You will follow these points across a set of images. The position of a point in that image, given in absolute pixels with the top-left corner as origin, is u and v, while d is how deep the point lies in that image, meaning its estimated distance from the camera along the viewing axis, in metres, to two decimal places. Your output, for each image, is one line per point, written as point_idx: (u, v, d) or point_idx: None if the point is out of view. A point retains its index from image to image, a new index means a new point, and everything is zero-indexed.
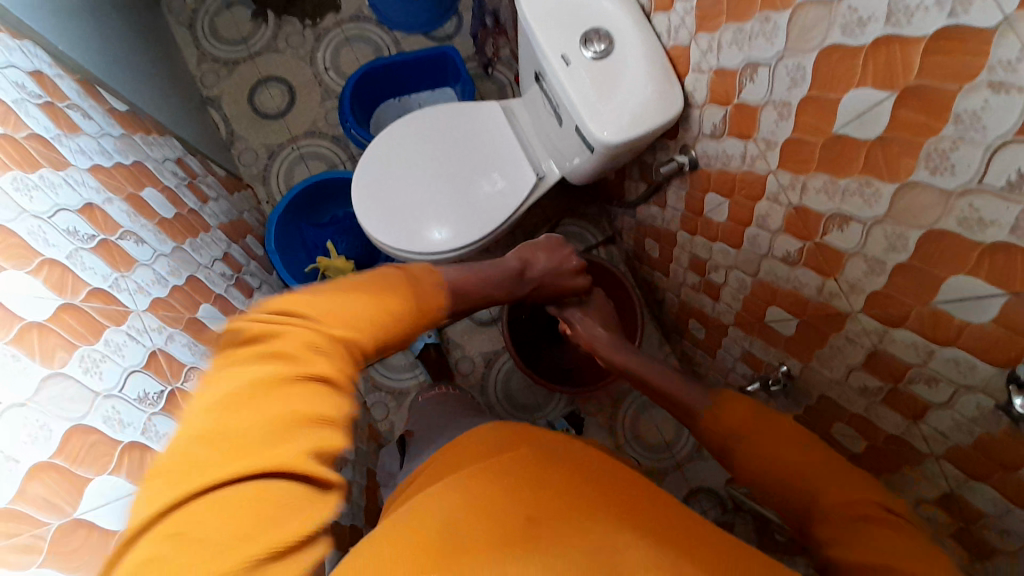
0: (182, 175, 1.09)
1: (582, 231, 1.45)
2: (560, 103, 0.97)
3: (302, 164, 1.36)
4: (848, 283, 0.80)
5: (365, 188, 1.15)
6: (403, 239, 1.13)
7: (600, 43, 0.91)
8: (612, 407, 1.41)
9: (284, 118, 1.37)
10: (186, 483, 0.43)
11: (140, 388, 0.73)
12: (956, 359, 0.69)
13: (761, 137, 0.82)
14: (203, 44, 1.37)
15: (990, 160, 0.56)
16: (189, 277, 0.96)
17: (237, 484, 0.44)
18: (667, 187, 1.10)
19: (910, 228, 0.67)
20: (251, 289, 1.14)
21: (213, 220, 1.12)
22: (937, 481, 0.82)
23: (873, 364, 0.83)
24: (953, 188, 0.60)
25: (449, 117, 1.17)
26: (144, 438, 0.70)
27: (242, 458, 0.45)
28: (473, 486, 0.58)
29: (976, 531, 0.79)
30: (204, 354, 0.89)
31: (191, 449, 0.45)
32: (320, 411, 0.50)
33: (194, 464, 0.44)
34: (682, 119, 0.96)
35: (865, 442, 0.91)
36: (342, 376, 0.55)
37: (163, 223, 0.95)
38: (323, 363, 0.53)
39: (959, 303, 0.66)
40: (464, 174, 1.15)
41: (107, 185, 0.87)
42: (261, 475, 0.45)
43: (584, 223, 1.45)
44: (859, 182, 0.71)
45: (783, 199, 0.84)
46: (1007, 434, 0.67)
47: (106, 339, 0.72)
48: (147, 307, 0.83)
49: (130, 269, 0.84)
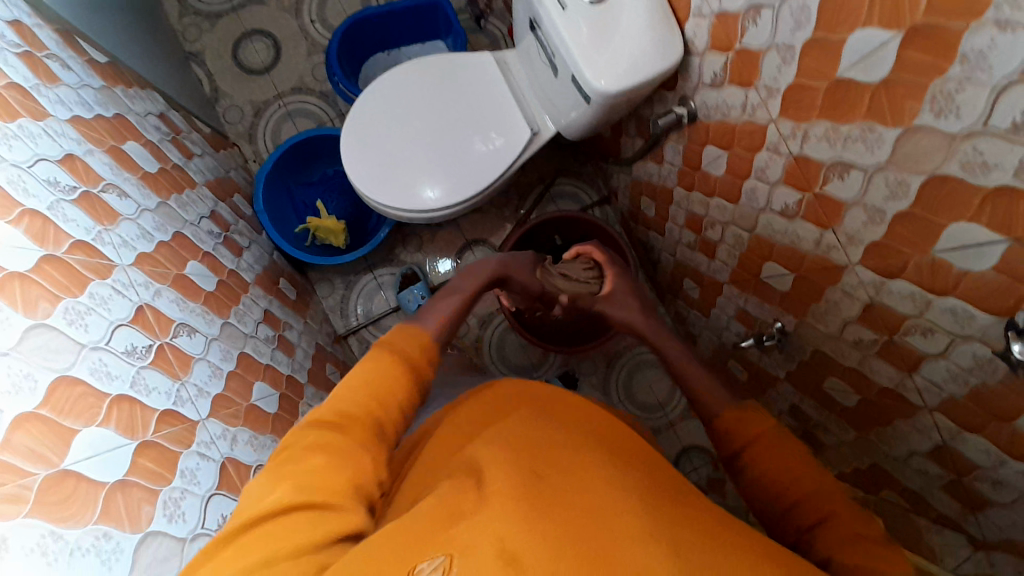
0: (165, 131, 1.05)
1: (577, 191, 1.43)
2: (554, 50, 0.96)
3: (288, 122, 1.32)
4: (847, 235, 0.79)
5: (353, 145, 1.12)
6: (393, 195, 1.11)
7: None
8: (605, 368, 1.41)
9: (269, 72, 1.32)
10: (255, 506, 0.58)
11: (128, 341, 0.72)
12: (954, 309, 0.69)
13: (762, 85, 0.80)
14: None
15: (995, 101, 0.54)
16: (175, 234, 0.93)
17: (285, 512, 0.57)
18: (665, 141, 1.08)
19: (911, 174, 0.66)
20: (241, 248, 1.11)
21: (200, 177, 1.09)
22: (929, 434, 0.82)
23: (868, 317, 0.82)
24: (957, 131, 0.59)
25: (442, 70, 1.14)
26: (134, 391, 0.69)
27: (294, 492, 0.58)
28: (498, 457, 0.64)
29: (967, 483, 0.80)
30: (193, 311, 0.87)
31: (271, 480, 0.60)
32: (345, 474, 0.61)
33: (267, 489, 0.59)
34: (682, 68, 0.94)
35: (857, 396, 0.92)
36: (366, 445, 0.66)
37: (147, 177, 0.93)
38: (349, 439, 0.65)
39: (960, 252, 0.65)
40: (459, 128, 1.12)
41: (86, 136, 0.84)
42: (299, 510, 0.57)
43: (578, 182, 1.43)
44: (862, 128, 0.69)
45: (783, 149, 0.83)
46: (1004, 383, 0.67)
47: (90, 292, 0.70)
48: (133, 261, 0.81)
49: (114, 223, 0.81)
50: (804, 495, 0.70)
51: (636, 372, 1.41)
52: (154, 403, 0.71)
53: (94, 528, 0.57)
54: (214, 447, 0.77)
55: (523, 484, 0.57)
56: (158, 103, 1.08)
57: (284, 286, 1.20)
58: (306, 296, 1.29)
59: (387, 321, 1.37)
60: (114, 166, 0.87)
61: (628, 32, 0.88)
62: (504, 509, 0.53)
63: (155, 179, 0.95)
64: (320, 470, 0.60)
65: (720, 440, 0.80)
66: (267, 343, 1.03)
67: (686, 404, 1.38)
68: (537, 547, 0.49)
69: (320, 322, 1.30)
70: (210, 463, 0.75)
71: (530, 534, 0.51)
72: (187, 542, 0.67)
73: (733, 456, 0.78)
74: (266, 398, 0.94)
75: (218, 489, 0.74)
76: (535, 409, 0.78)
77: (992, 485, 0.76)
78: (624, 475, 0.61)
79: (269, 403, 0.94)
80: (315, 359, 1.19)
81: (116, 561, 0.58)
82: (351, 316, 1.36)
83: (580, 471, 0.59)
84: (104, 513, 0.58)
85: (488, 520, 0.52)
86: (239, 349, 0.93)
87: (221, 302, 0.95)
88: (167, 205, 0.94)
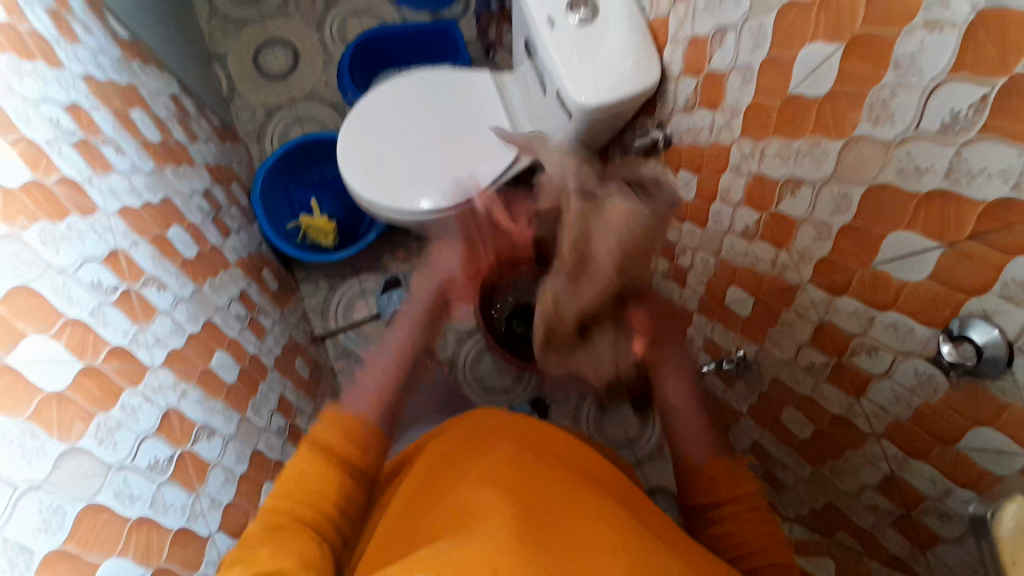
0: (174, 111, 1.12)
1: None
2: (544, 68, 1.02)
3: (297, 125, 1.42)
4: (799, 253, 0.81)
5: (351, 148, 1.19)
6: (388, 195, 1.16)
7: (585, 9, 0.96)
8: (577, 397, 1.40)
9: (285, 78, 1.43)
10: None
11: (95, 275, 0.72)
12: (896, 323, 0.69)
13: (727, 105, 0.86)
14: (217, 3, 1.44)
15: (926, 105, 0.57)
16: (164, 197, 0.97)
17: None
18: (644, 168, 1.13)
19: (853, 185, 0.69)
20: (229, 230, 1.15)
21: (200, 158, 1.15)
22: (879, 464, 0.79)
23: (819, 339, 0.82)
24: (893, 137, 0.62)
25: (436, 83, 1.22)
26: (90, 319, 0.69)
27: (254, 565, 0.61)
28: (488, 501, 0.65)
29: (916, 518, 0.75)
30: (166, 268, 0.88)
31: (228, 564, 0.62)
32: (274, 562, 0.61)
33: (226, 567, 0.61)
34: (660, 94, 1.01)
35: (812, 427, 0.91)
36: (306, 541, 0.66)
37: (146, 143, 0.98)
38: (291, 532, 0.67)
39: (898, 262, 0.66)
40: (452, 136, 1.19)
41: (95, 93, 0.88)
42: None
43: None
44: (811, 142, 0.73)
45: (744, 169, 0.87)
46: (943, 402, 0.66)
47: (68, 223, 0.71)
48: (117, 210, 0.83)
49: (106, 173, 0.84)
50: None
51: (607, 404, 1.39)
52: (107, 336, 0.70)
53: (24, 424, 0.55)
54: (161, 395, 0.75)
55: (521, 528, 0.60)
56: (174, 89, 1.16)
57: (266, 276, 1.23)
58: (288, 290, 1.31)
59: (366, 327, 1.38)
60: (120, 127, 0.92)
61: (609, 49, 0.96)
62: (499, 552, 0.56)
63: (156, 147, 1.00)
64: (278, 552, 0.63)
65: (699, 489, 0.89)
66: (238, 321, 1.03)
67: (656, 442, 1.35)
68: None
69: (299, 318, 1.31)
70: (154, 408, 0.73)
71: None
72: (113, 471, 0.63)
73: (709, 509, 0.88)
74: (225, 366, 0.93)
75: (156, 434, 0.72)
76: (516, 445, 0.77)
77: (940, 521, 0.71)
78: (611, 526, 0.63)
79: (227, 370, 0.93)
80: (286, 348, 1.18)
81: (37, 460, 0.55)
82: (330, 317, 1.38)
83: (566, 531, 0.62)
84: (36, 415, 0.56)
85: (485, 560, 0.55)
86: (206, 315, 0.94)
87: (198, 269, 0.98)
88: (164, 172, 1.00)
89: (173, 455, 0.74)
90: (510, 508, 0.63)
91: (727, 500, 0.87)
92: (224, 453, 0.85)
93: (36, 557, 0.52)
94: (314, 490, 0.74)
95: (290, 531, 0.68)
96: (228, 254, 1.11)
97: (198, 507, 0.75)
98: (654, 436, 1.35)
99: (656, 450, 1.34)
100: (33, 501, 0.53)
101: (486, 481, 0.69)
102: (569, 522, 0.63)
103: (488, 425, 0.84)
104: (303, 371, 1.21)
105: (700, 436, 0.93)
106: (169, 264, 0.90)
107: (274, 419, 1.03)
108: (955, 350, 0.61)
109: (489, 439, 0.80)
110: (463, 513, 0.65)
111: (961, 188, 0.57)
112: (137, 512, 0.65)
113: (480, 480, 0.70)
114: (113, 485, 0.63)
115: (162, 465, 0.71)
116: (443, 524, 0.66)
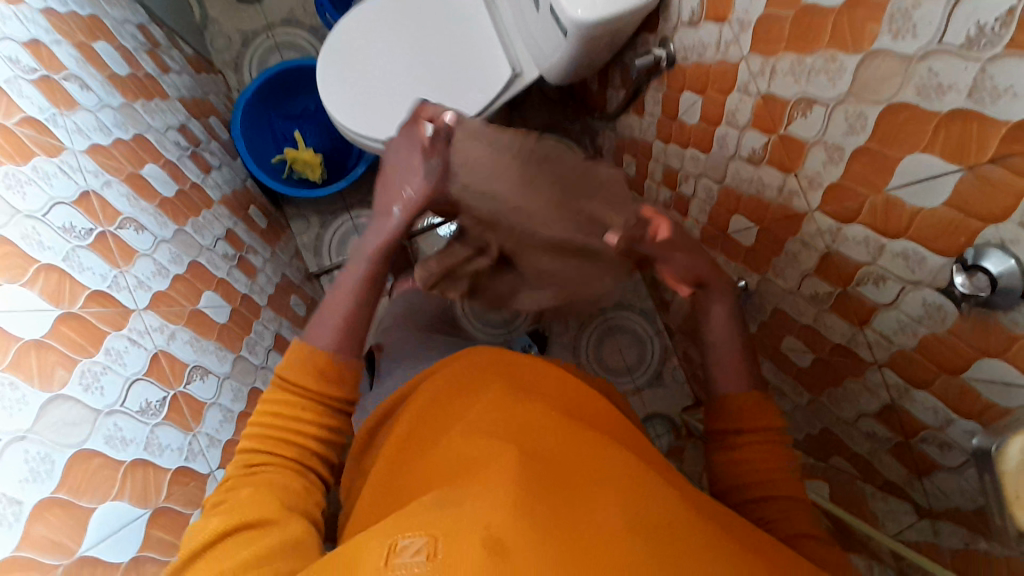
0: (142, 40, 1.05)
1: (563, 148, 1.41)
2: None
3: (276, 54, 1.34)
4: (807, 178, 0.77)
5: (332, 81, 1.11)
6: (373, 126, 1.10)
7: None
8: (576, 328, 1.39)
9: (260, 3, 1.33)
10: (189, 535, 0.61)
11: (66, 219, 0.68)
12: (905, 252, 0.66)
13: (735, 18, 0.79)
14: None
15: (951, 16, 0.52)
16: (137, 134, 0.92)
17: (220, 540, 0.60)
18: (646, 89, 1.07)
19: (870, 105, 0.64)
20: (210, 166, 1.10)
21: (173, 91, 1.08)
22: (878, 392, 0.79)
23: (825, 268, 0.80)
24: (913, 52, 0.57)
25: (417, 5, 1.13)
26: (66, 266, 0.65)
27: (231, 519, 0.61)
28: (488, 452, 0.65)
29: (914, 445, 0.75)
30: (144, 210, 0.85)
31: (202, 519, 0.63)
32: (250, 516, 0.62)
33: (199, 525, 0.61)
34: (663, 7, 0.93)
35: (813, 356, 0.90)
36: (286, 497, 0.66)
37: (113, 77, 0.91)
38: (263, 480, 0.67)
39: (914, 188, 0.62)
40: (438, 59, 1.11)
41: (53, 23, 0.82)
42: (235, 531, 0.61)
43: (565, 139, 1.41)
44: (825, 58, 0.67)
45: (752, 89, 0.81)
46: (951, 333, 0.64)
47: (34, 165, 0.67)
48: (85, 150, 0.78)
49: (71, 111, 0.78)
50: (776, 495, 0.71)
51: (607, 335, 1.38)
52: (85, 281, 0.67)
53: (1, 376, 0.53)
54: (148, 337, 0.73)
55: (521, 476, 0.60)
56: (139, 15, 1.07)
57: (253, 213, 1.19)
58: (278, 228, 1.28)
59: None
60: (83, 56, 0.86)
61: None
62: (497, 499, 0.56)
63: (123, 80, 0.94)
64: (257, 503, 0.63)
65: (722, 415, 0.78)
66: (225, 261, 1.01)
67: (654, 369, 1.36)
68: (527, 541, 0.52)
69: (291, 256, 1.28)
70: (141, 350, 0.71)
71: (520, 525, 0.53)
72: (102, 416, 0.63)
73: (727, 432, 0.78)
74: (216, 308, 0.91)
75: (145, 376, 0.70)
76: (520, 396, 0.76)
77: (940, 448, 0.72)
78: (613, 478, 0.62)
79: (219, 313, 0.91)
80: (279, 286, 1.16)
81: (19, 412, 0.53)
82: (323, 254, 1.35)
83: (566, 481, 0.61)
84: (14, 364, 0.54)
85: (482, 509, 0.55)
86: (192, 257, 0.91)
87: (179, 209, 0.94)
88: (134, 107, 0.94)
89: (165, 396, 0.73)
90: (509, 457, 0.62)
91: (749, 430, 0.76)
92: (219, 392, 0.84)
93: (26, 508, 0.52)
94: (284, 425, 0.71)
95: (267, 473, 0.68)
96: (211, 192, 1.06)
97: (196, 447, 0.76)
98: (652, 364, 1.36)
99: (654, 378, 1.35)
100: (18, 452, 0.52)
101: (485, 433, 0.69)
102: (578, 473, 0.63)
103: (492, 372, 0.82)
104: (298, 310, 1.19)
105: (734, 367, 0.79)
106: (144, 204, 0.86)
107: (271, 360, 1.02)
108: (969, 281, 0.58)
109: (495, 386, 0.79)
110: (461, 464, 0.65)
111: (984, 107, 0.52)
112: (131, 455, 0.65)
113: (482, 430, 0.69)
114: (102, 431, 0.62)
115: (155, 407, 0.71)
116: (444, 470, 0.65)
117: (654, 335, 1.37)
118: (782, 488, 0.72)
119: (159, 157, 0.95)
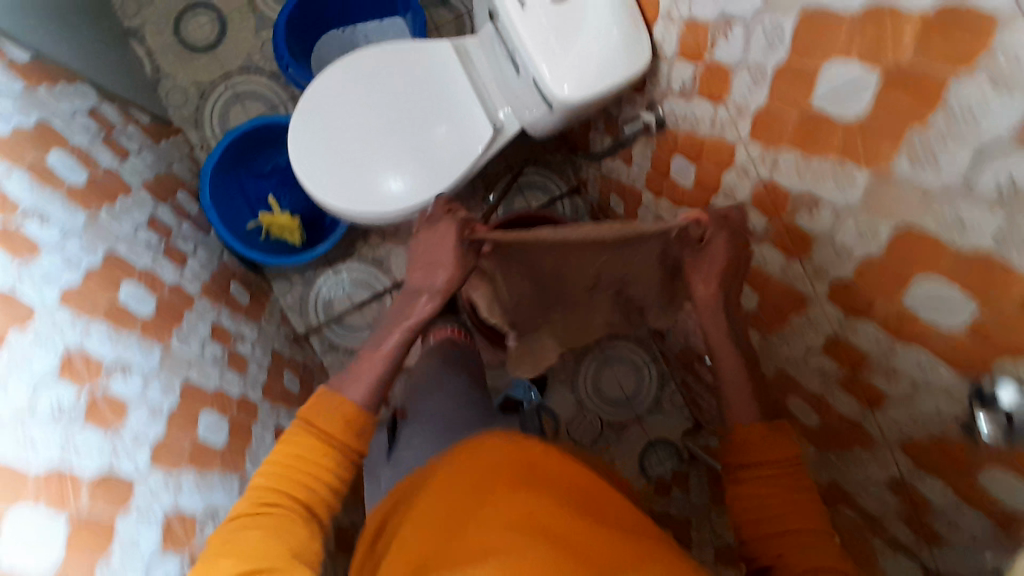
0: (96, 130, 0.96)
1: (545, 180, 1.37)
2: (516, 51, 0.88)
3: (237, 104, 1.24)
4: (813, 267, 0.76)
5: (306, 151, 1.04)
6: (354, 197, 1.04)
7: None
8: (573, 362, 1.39)
9: (214, 50, 1.25)
10: None
11: (53, 401, 0.63)
12: (920, 359, 0.67)
13: (733, 102, 0.75)
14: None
15: (979, 165, 0.50)
16: (106, 252, 0.85)
17: None
18: (634, 142, 1.03)
19: (883, 220, 0.62)
20: (185, 256, 1.04)
21: (135, 180, 1.00)
22: (887, 465, 0.81)
23: (832, 350, 0.80)
24: (936, 186, 0.55)
25: (387, 59, 1.06)
26: (62, 460, 0.61)
27: None
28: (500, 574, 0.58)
29: (922, 517, 0.79)
30: (127, 345, 0.80)
31: None
32: None
33: None
34: (651, 72, 0.89)
35: (818, 417, 0.92)
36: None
37: (73, 193, 0.84)
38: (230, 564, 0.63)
39: (933, 306, 0.62)
40: (416, 121, 1.05)
41: (4, 155, 0.73)
42: None
43: (547, 171, 1.37)
44: (833, 164, 0.65)
45: (752, 172, 0.78)
46: (962, 439, 0.66)
47: (8, 349, 0.61)
48: (59, 300, 0.71)
49: (36, 256, 0.71)
50: (788, 551, 0.69)
51: (604, 367, 1.39)
52: (84, 470, 0.63)
53: None
54: (155, 505, 0.71)
55: None
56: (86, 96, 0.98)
57: (235, 291, 1.14)
58: (261, 295, 1.23)
59: (349, 319, 1.31)
60: (41, 180, 0.79)
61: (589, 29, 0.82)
62: None
63: (83, 189, 0.87)
64: None
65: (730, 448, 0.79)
66: (215, 364, 0.97)
67: (653, 397, 1.38)
68: None
69: (278, 323, 1.24)
70: (150, 525, 0.69)
71: None
72: None
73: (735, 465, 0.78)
74: (213, 428, 0.88)
75: (163, 550, 0.69)
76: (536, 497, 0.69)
77: (948, 526, 0.75)
78: None
79: (215, 433, 0.88)
80: (272, 366, 1.13)
81: None
82: (310, 314, 1.30)
83: None
84: None
85: None
86: (182, 378, 0.87)
87: (159, 322, 0.89)
88: (98, 219, 0.88)
89: (184, 560, 0.72)
90: None
91: (755, 462, 0.76)
92: None
93: None
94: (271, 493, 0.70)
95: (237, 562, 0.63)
96: (189, 285, 1.01)
97: None
98: (651, 392, 1.37)
99: (653, 405, 1.37)
100: None
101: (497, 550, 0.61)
102: None
103: (501, 467, 0.75)
104: (293, 386, 1.16)
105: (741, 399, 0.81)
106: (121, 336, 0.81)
107: None
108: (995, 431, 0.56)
109: (504, 484, 0.71)
110: None
111: (1012, 258, 0.51)
112: None
113: (495, 549, 0.61)
114: None
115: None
116: None
117: (652, 363, 1.38)
118: (794, 522, 0.71)
119: (131, 270, 0.89)
